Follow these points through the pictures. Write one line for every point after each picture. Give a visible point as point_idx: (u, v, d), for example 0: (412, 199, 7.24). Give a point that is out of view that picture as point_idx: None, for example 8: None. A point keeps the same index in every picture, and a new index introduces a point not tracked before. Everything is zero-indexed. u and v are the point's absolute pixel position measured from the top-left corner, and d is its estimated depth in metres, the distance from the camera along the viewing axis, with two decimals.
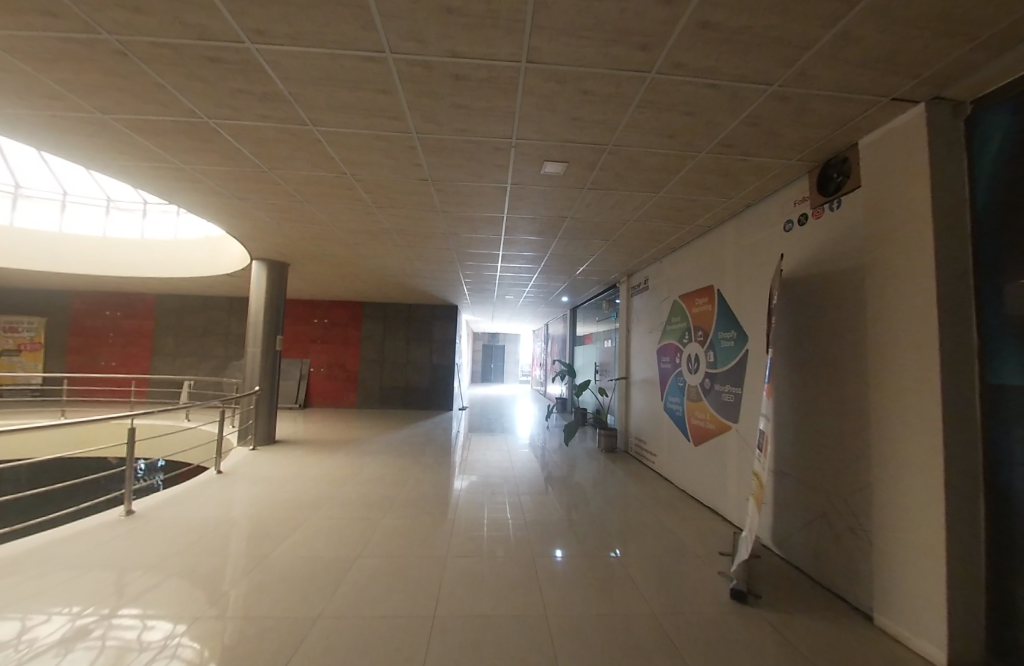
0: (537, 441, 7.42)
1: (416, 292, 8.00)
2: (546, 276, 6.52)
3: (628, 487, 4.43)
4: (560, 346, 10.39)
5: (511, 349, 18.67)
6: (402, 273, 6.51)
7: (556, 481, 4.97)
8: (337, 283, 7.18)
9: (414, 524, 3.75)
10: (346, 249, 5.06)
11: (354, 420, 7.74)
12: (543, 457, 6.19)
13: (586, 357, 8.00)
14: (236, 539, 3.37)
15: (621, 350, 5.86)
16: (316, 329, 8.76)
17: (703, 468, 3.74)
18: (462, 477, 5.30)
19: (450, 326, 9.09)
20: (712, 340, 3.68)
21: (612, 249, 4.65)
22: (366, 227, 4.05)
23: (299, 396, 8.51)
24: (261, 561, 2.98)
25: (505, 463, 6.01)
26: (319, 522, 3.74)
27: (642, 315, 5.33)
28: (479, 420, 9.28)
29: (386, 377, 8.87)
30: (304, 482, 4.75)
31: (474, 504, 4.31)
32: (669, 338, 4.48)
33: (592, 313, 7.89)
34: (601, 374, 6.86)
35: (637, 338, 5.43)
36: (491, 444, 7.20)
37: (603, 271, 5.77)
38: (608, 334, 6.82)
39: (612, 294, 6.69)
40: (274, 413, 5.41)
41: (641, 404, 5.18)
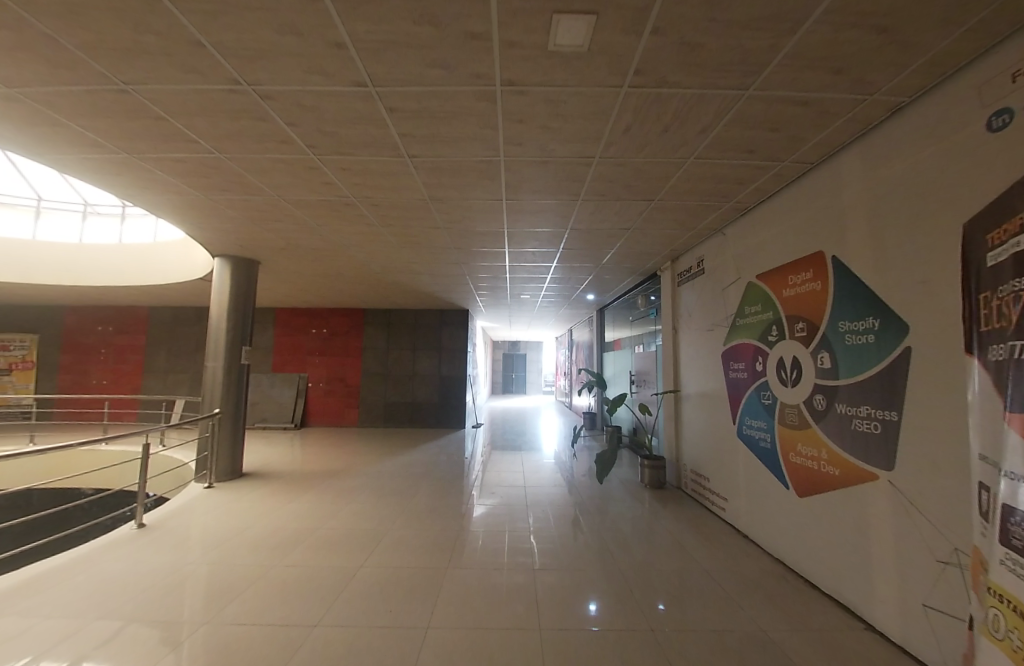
0: (563, 465, 6.13)
1: (417, 295, 7.00)
2: (566, 269, 5.29)
3: (688, 545, 3.10)
4: (587, 352, 9.02)
5: (533, 357, 17.41)
6: (395, 272, 5.51)
7: (589, 521, 3.77)
8: (326, 287, 6.28)
9: (421, 560, 3.20)
10: (315, 240, 4.10)
11: (349, 443, 6.71)
12: (569, 489, 4.91)
13: (620, 365, 6.59)
14: (228, 562, 3.04)
15: (664, 356, 4.47)
16: (313, 339, 7.86)
17: (823, 531, 2.34)
18: (481, 500, 4.62)
19: (459, 333, 8.00)
20: (828, 336, 2.33)
21: (656, 220, 3.37)
22: (321, 199, 3.05)
23: (296, 414, 7.57)
24: (253, 591, 2.66)
25: (523, 495, 4.80)
26: (322, 548, 3.34)
27: (693, 309, 3.96)
28: (496, 436, 8.07)
29: (391, 391, 7.80)
30: (287, 508, 4.06)
31: (493, 536, 3.61)
32: (741, 337, 3.12)
33: (624, 313, 6.56)
34: (639, 386, 5.46)
35: (687, 341, 4.05)
36: (507, 468, 5.98)
37: (641, 256, 4.46)
38: (648, 337, 5.42)
39: (650, 286, 5.31)
40: (239, 444, 4.35)
41: (697, 428, 3.79)
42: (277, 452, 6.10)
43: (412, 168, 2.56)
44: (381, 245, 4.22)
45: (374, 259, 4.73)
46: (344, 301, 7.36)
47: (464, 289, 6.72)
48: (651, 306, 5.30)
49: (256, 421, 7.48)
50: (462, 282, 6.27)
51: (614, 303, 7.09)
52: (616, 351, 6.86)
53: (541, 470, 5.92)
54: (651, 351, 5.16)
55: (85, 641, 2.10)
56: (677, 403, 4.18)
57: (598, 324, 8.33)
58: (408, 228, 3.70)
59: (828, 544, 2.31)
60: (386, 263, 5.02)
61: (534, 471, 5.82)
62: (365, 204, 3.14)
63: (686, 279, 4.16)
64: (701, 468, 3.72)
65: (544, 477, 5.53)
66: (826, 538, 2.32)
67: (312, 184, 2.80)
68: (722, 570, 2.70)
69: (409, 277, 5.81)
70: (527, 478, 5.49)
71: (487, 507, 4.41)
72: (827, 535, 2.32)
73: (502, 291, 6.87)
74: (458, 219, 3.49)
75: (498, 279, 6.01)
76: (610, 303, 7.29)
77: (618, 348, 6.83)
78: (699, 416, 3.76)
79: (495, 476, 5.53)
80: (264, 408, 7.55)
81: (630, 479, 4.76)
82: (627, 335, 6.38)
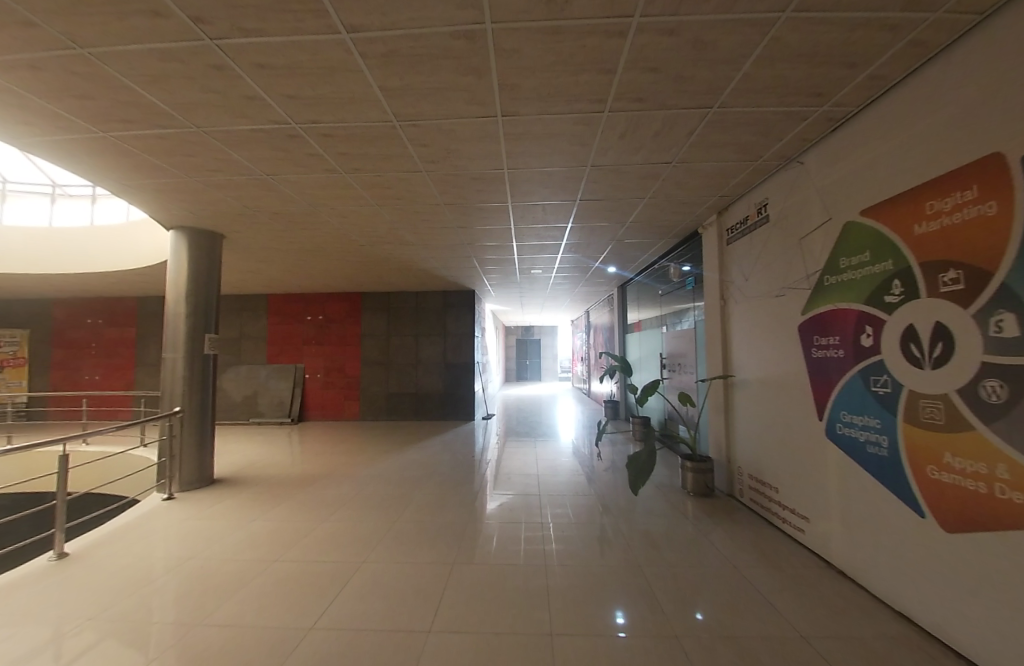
0: (584, 460, 5.32)
1: (415, 277, 6.24)
2: (582, 237, 4.39)
3: (746, 569, 2.27)
4: (608, 335, 8.11)
5: (548, 343, 16.61)
6: (383, 249, 4.74)
7: (617, 528, 3.00)
8: (311, 269, 5.58)
9: (423, 554, 2.79)
10: (277, 205, 3.35)
11: (346, 439, 6.10)
12: (592, 489, 4.13)
13: (648, 347, 5.66)
14: (214, 549, 2.78)
15: (708, 334, 3.56)
16: (309, 328, 7.21)
17: (975, 570, 1.48)
18: (495, 496, 4.08)
19: (465, 317, 7.15)
20: (1010, 288, 1.38)
21: (710, 146, 2.45)
22: (255, 133, 2.26)
23: (292, 407, 7.00)
24: (240, 581, 2.38)
25: (537, 496, 4.03)
26: (322, 540, 2.99)
27: (751, 269, 3.02)
28: (508, 427, 7.33)
29: (394, 382, 7.08)
30: (261, 508, 3.49)
31: (505, 537, 3.04)
32: (834, 302, 2.24)
33: (651, 289, 5.65)
34: (674, 372, 4.56)
35: (740, 313, 3.12)
36: (520, 463, 5.22)
37: (679, 212, 3.52)
38: (683, 313, 4.48)
39: (687, 250, 4.34)
40: (205, 445, 3.74)
41: (755, 424, 2.90)
42: (264, 451, 5.52)
43: (355, 63, 1.71)
44: (357, 209, 3.45)
45: (353, 228, 3.96)
46: (336, 286, 6.67)
47: (467, 269, 5.93)
48: (687, 276, 4.35)
49: (250, 416, 6.95)
50: (464, 259, 5.44)
51: (639, 277, 6.12)
52: (643, 333, 5.93)
53: (558, 465, 5.14)
54: (687, 331, 4.29)
55: (40, 637, 1.84)
56: (726, 391, 3.29)
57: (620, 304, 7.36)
58: (380, 179, 2.89)
59: (983, 592, 1.45)
60: (371, 237, 4.25)
61: (551, 467, 5.06)
62: (314, 138, 2.33)
63: (738, 234, 3.22)
64: (758, 470, 2.84)
65: (562, 474, 4.75)
66: (981, 581, 1.46)
67: (232, 107, 2.03)
68: (804, 613, 1.87)
69: (401, 255, 5.04)
70: (542, 475, 4.72)
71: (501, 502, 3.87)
72: (985, 578, 1.44)
73: (510, 269, 6.03)
74: (442, 162, 2.65)
75: (503, 254, 5.15)
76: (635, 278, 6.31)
77: (644, 329, 5.90)
78: (758, 408, 2.85)
79: (507, 473, 4.83)
80: (258, 402, 7.00)
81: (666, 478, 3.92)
82: (656, 312, 5.45)
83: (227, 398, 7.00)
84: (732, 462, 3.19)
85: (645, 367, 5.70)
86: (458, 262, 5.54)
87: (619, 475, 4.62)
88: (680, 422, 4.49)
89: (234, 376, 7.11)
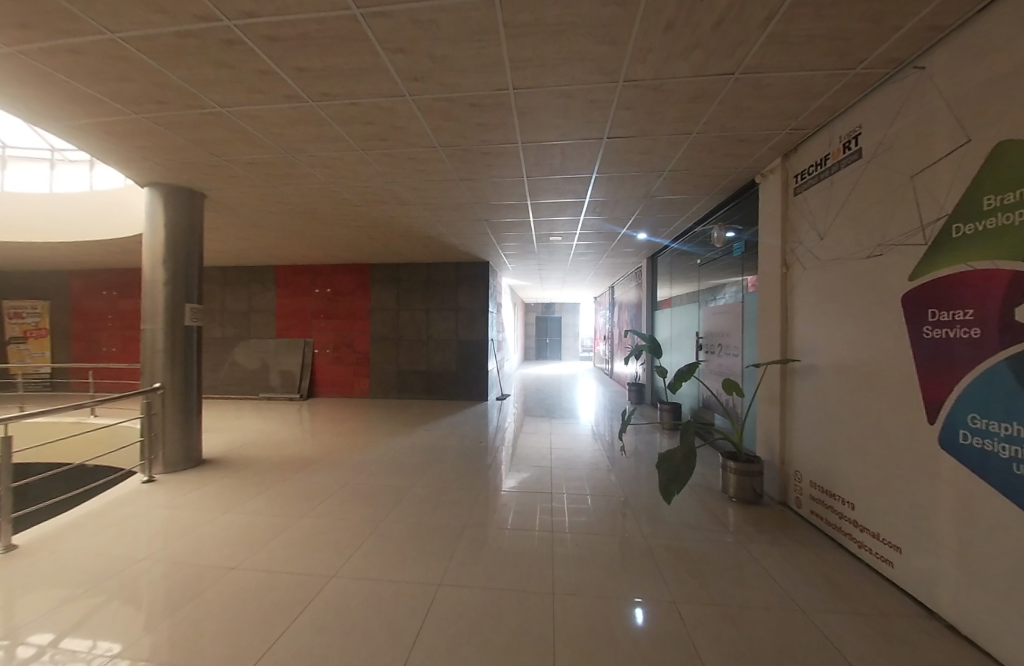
0: (605, 446, 4.81)
1: (423, 247, 5.66)
2: (609, 194, 3.67)
3: (818, 606, 1.68)
4: (635, 312, 7.35)
5: (568, 321, 15.98)
6: (380, 211, 4.16)
7: (641, 527, 2.52)
8: (308, 235, 5.07)
9: (426, 530, 2.54)
10: (246, 151, 2.82)
11: (352, 418, 5.73)
12: (616, 481, 3.61)
13: (682, 326, 4.94)
14: (215, 514, 2.66)
15: (767, 310, 2.86)
16: (318, 301, 6.73)
17: None
18: (510, 474, 3.77)
19: (479, 291, 6.41)
20: None
21: (799, 42, 1.71)
22: (177, 35, 1.71)
23: (301, 384, 6.67)
24: (237, 549, 2.23)
25: (551, 481, 3.58)
26: (325, 506, 2.80)
27: (832, 224, 2.30)
28: (523, 407, 6.90)
29: (405, 358, 6.52)
30: (245, 481, 3.17)
31: (516, 522, 2.69)
32: (968, 262, 1.52)
33: (688, 259, 4.86)
34: (714, 355, 3.89)
35: (814, 282, 2.42)
36: (533, 446, 4.77)
37: (736, 155, 2.75)
38: (728, 285, 3.75)
39: (740, 206, 3.54)
40: (190, 424, 3.44)
41: (827, 423, 2.26)
42: (266, 430, 5.15)
43: None
44: (340, 158, 2.87)
45: (342, 185, 3.38)
46: (339, 256, 6.18)
47: (478, 238, 5.29)
48: (738, 239, 3.58)
49: (260, 392, 6.78)
50: (475, 226, 4.79)
51: (675, 244, 5.29)
52: (677, 310, 5.18)
53: (576, 450, 4.65)
54: (733, 307, 3.59)
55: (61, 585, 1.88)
56: (789, 380, 2.62)
57: (651, 277, 6.55)
58: (356, 112, 2.28)
59: None
60: (364, 196, 3.67)
61: (568, 452, 4.60)
62: (255, 41, 1.73)
63: (813, 179, 2.48)
64: (831, 483, 2.21)
65: (580, 460, 4.27)
66: None
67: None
68: None
69: (402, 220, 4.46)
70: (558, 460, 4.26)
71: (516, 482, 3.57)
72: None
73: (527, 238, 5.34)
74: (429, 84, 2.01)
75: (519, 216, 4.43)
76: (670, 246, 5.48)
77: (679, 306, 5.15)
78: (832, 409, 2.22)
79: (520, 455, 4.41)
80: (267, 377, 6.79)
81: (704, 476, 3.33)
82: (693, 285, 4.70)
83: (237, 371, 6.86)
84: (789, 466, 2.61)
85: (677, 349, 5.03)
86: (467, 230, 4.91)
87: (647, 464, 4.08)
88: (720, 412, 3.86)
89: (243, 349, 6.93)
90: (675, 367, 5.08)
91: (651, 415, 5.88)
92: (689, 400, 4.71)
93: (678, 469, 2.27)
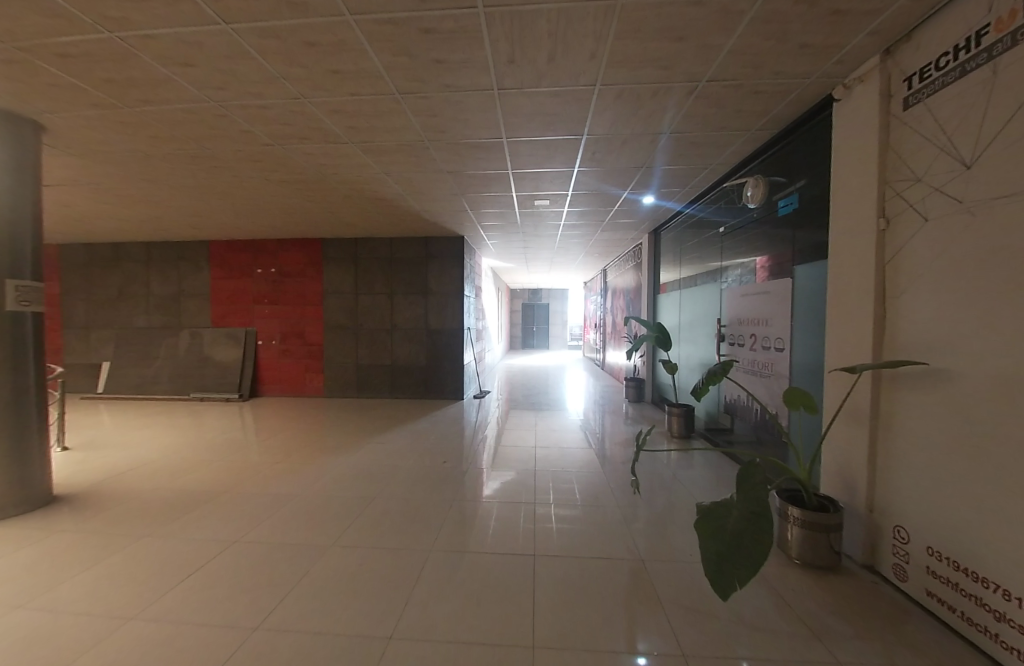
0: (600, 447, 4.10)
1: (377, 217, 4.49)
2: (603, 139, 2.60)
3: None
4: (632, 299, 6.39)
5: (556, 308, 15.06)
6: (298, 161, 3.00)
7: (670, 604, 1.63)
8: (223, 200, 3.90)
9: (358, 588, 1.74)
10: (28, 34, 1.70)
11: (296, 424, 4.68)
12: (617, 495, 2.87)
13: (697, 312, 3.99)
14: (17, 595, 1.70)
15: (854, 289, 1.90)
16: (260, 284, 5.54)
17: None
18: (489, 481, 3.08)
19: (452, 273, 5.26)
20: None
21: None
22: None
23: (243, 382, 5.62)
24: (49, 642, 1.43)
25: (534, 495, 2.87)
26: (207, 569, 1.89)
27: (993, 145, 1.32)
28: (507, 401, 6.15)
29: (365, 351, 5.41)
30: (95, 538, 2.19)
31: (491, 563, 1.93)
32: None
33: (706, 228, 3.89)
34: (750, 347, 2.98)
35: (946, 243, 1.48)
36: (515, 453, 3.87)
37: (822, 49, 1.72)
38: (769, 259, 2.78)
39: (788, 150, 2.53)
40: (22, 449, 2.43)
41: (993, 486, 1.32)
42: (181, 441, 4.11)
43: None
44: (189, 45, 1.74)
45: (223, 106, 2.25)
46: (278, 228, 4.97)
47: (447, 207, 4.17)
48: (787, 194, 2.58)
49: (193, 392, 5.68)
50: (441, 187, 3.67)
51: (690, 211, 4.24)
52: (691, 294, 4.18)
53: (567, 452, 3.93)
54: (776, 287, 2.66)
55: None
56: (899, 401, 1.69)
57: (656, 256, 5.53)
58: None
59: None
60: (266, 131, 2.53)
61: (558, 453, 3.89)
62: None
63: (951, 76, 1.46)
64: (1003, 583, 1.29)
65: (571, 463, 3.58)
66: None
67: None
68: None
69: (337, 177, 3.31)
70: (544, 464, 3.57)
71: (495, 491, 2.89)
72: None
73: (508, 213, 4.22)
74: None
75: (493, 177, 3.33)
76: (684, 214, 4.41)
77: (693, 289, 4.15)
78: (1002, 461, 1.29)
79: (500, 458, 3.68)
80: (203, 374, 5.73)
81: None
82: (712, 262, 3.74)
83: (168, 366, 5.84)
84: (889, 526, 1.75)
85: (691, 340, 4.11)
86: (430, 195, 3.77)
87: (650, 471, 3.37)
88: (757, 420, 3.00)
89: (174, 342, 5.89)
90: (689, 362, 4.12)
91: (658, 416, 4.96)
92: (710, 401, 3.79)
93: (737, 538, 1.39)
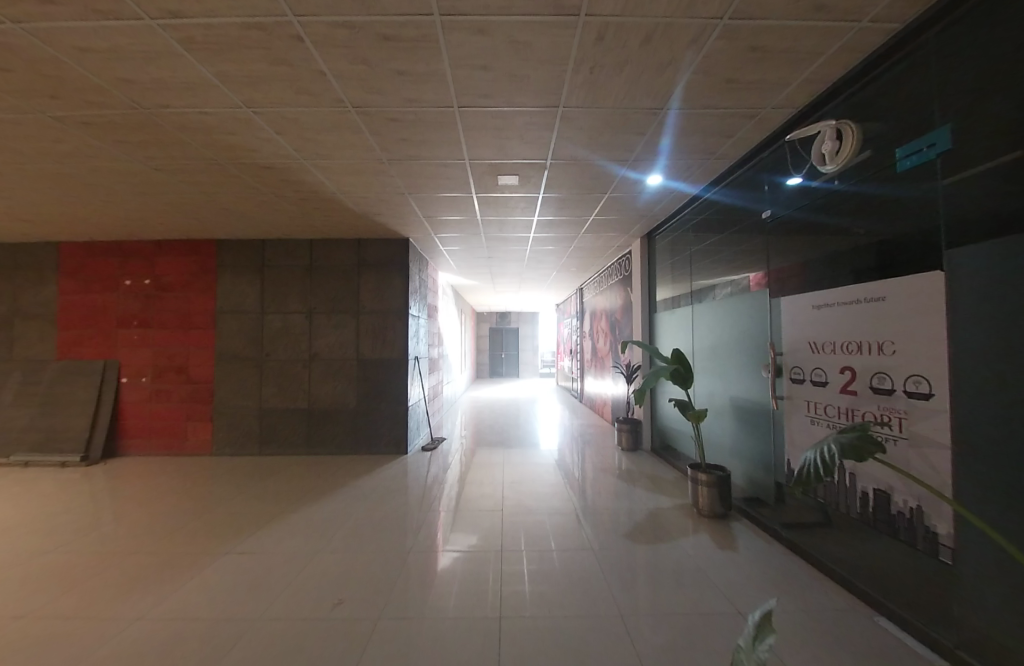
0: (586, 505, 3.00)
1: (279, 208, 3.20)
2: (612, 37, 1.46)
3: None
4: (619, 321, 5.23)
5: (526, 333, 14.03)
6: (75, 74, 1.67)
7: None
8: (11, 167, 2.46)
9: None
10: None
11: (142, 502, 3.07)
12: (629, 612, 1.73)
13: (726, 333, 2.78)
14: None
15: None
16: (128, 300, 4.02)
17: None
18: (446, 551, 2.31)
19: (393, 288, 3.98)
20: None
21: None
22: None
23: (92, 442, 3.87)
24: None
25: (499, 615, 1.72)
26: None
27: None
28: (472, 441, 5.11)
29: (271, 391, 3.95)
30: None
31: None
32: None
33: (721, 227, 2.93)
34: (845, 391, 1.78)
35: None
36: (474, 528, 2.64)
37: None
38: (882, 247, 1.63)
39: (914, 67, 1.50)
40: None
41: None
42: None
43: None
44: None
45: None
46: (141, 226, 3.53)
47: (375, 197, 2.96)
48: (923, 132, 1.46)
49: (13, 453, 3.85)
50: (358, 159, 2.47)
51: (702, 200, 3.11)
52: (714, 309, 2.96)
53: (539, 516, 2.81)
54: (891, 288, 1.57)
55: None
56: None
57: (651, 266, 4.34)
58: None
59: None
60: None
61: (530, 517, 2.82)
62: None
63: None
64: None
65: (552, 540, 2.43)
66: None
67: None
68: None
69: (171, 118, 1.99)
70: (512, 517, 2.83)
71: (454, 565, 2.16)
72: None
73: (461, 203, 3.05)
74: None
75: (433, 136, 2.12)
76: (693, 205, 3.25)
77: (716, 303, 2.94)
78: None
79: (462, 513, 2.88)
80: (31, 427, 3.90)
81: None
82: (736, 270, 2.73)
83: None
84: None
85: (719, 374, 2.87)
86: (342, 170, 2.53)
87: (670, 550, 2.26)
88: (865, 516, 1.75)
89: None
90: (720, 406, 2.84)
91: (663, 469, 3.60)
92: (757, 466, 2.50)
93: None
